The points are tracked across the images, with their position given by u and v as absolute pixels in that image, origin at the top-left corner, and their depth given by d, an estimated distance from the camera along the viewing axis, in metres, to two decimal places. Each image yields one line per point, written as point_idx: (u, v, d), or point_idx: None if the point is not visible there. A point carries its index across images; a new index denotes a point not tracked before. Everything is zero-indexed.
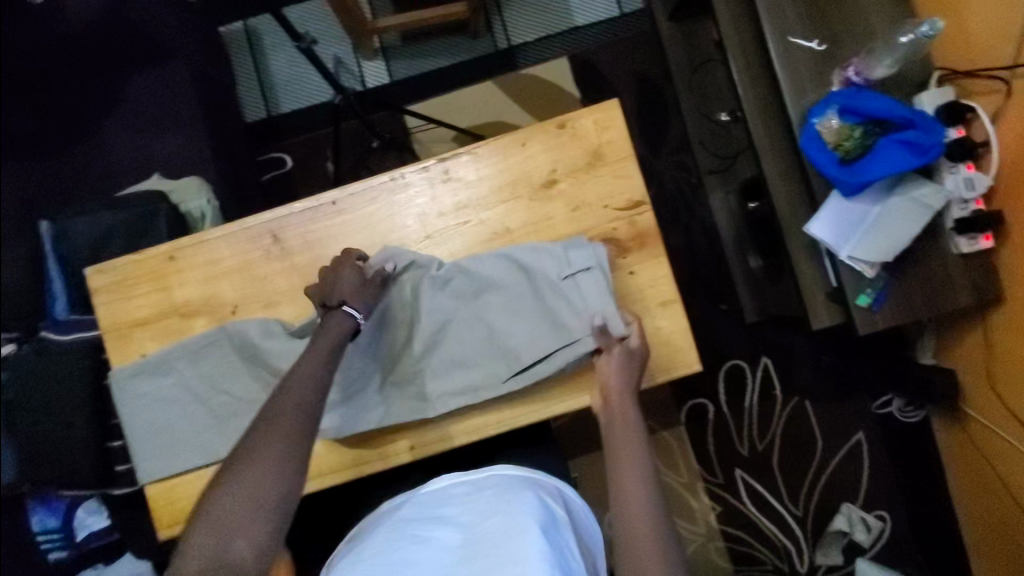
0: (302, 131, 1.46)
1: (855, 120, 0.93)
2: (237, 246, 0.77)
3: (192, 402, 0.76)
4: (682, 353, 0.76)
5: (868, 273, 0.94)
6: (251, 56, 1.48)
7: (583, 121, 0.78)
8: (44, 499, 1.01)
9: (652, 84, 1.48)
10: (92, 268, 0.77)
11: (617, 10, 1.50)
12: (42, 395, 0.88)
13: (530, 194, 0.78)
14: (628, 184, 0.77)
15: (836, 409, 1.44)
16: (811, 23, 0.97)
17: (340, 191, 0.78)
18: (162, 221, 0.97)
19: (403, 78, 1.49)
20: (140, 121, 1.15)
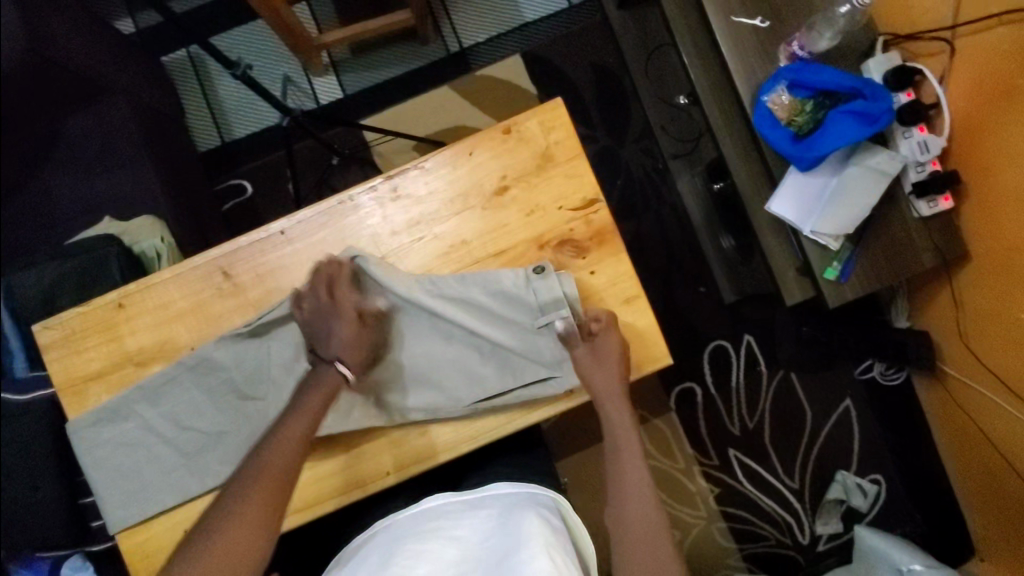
0: (259, 155, 1.44)
1: (805, 94, 0.93)
2: (187, 287, 0.75)
3: (158, 452, 0.74)
4: (650, 349, 0.75)
5: (833, 245, 0.94)
6: (198, 84, 1.45)
7: (529, 123, 0.76)
8: (23, 561, 0.97)
9: (608, 73, 1.47)
10: (39, 325, 0.74)
11: (565, 2, 1.48)
12: (4, 458, 0.85)
13: (482, 203, 0.76)
14: (581, 183, 0.76)
15: (821, 379, 1.44)
16: (753, 1, 0.97)
17: (288, 220, 0.76)
18: (114, 265, 0.94)
19: (357, 91, 1.46)
20: (83, 163, 1.11)
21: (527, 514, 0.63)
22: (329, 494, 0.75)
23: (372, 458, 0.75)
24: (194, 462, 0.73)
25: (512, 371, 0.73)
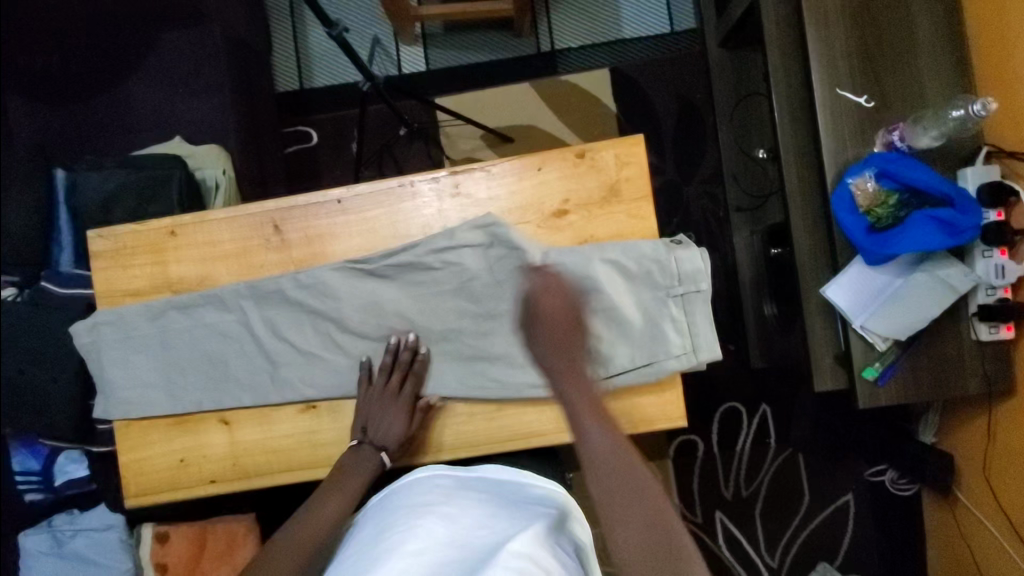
0: (333, 108, 1.45)
1: (892, 186, 0.89)
2: (238, 231, 0.77)
3: (181, 377, 0.77)
4: (668, 407, 0.74)
5: (879, 345, 0.90)
6: (291, 26, 1.47)
7: (604, 153, 0.74)
8: (28, 441, 1.06)
9: (693, 108, 1.43)
10: (94, 232, 0.77)
11: (668, 27, 1.45)
12: (31, 344, 0.88)
13: (538, 221, 0.75)
14: (642, 226, 0.74)
15: (828, 468, 1.40)
16: (863, 78, 0.92)
17: (347, 190, 0.76)
18: (175, 187, 0.97)
19: (440, 68, 1.46)
20: (166, 79, 1.13)
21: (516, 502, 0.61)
22: (320, 463, 0.77)
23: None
24: (245, 394, 0.76)
25: (610, 358, 0.71)
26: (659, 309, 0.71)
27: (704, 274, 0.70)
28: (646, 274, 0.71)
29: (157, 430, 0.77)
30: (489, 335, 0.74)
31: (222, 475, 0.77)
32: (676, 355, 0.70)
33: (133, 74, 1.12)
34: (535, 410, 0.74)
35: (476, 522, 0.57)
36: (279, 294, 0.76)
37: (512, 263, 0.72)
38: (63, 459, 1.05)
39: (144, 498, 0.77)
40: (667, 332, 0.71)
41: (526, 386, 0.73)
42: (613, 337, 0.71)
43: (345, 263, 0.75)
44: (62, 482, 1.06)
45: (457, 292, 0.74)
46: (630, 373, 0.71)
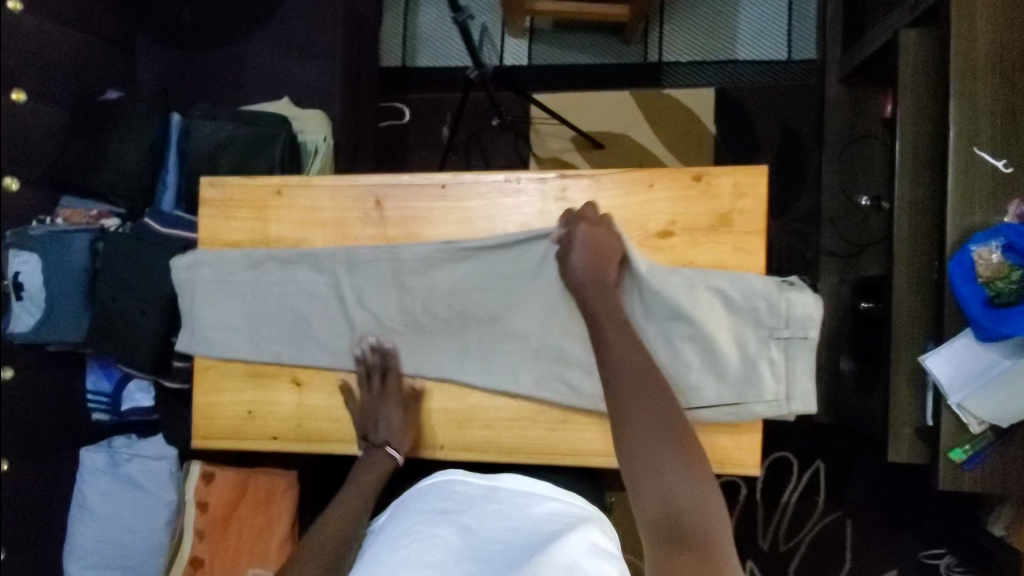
0: (430, 90, 1.47)
1: (1017, 261, 0.82)
2: (339, 200, 0.77)
3: (260, 333, 0.78)
4: (742, 452, 0.70)
5: (974, 427, 0.83)
6: (403, 4, 1.49)
7: (721, 179, 0.71)
8: (102, 362, 1.09)
9: (797, 142, 1.37)
10: (206, 180, 0.79)
11: (784, 55, 1.39)
12: (126, 274, 0.93)
13: (640, 238, 0.72)
14: (747, 261, 0.70)
15: (876, 540, 1.32)
16: (1008, 140, 0.85)
17: (453, 176, 0.76)
18: (278, 147, 1.00)
19: (542, 65, 1.45)
20: (284, 41, 1.17)
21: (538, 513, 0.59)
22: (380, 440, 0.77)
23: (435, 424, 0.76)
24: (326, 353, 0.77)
25: (696, 387, 0.68)
26: (759, 349, 0.67)
27: (815, 323, 0.66)
28: (753, 310, 0.67)
29: (232, 379, 0.79)
30: (572, 338, 0.71)
31: (286, 434, 0.78)
32: (768, 400, 0.67)
33: (258, 30, 1.17)
34: (601, 427, 0.73)
35: (493, 533, 0.57)
36: (374, 263, 0.76)
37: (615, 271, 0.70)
38: (132, 386, 1.10)
39: (210, 442, 0.80)
40: (763, 375, 0.67)
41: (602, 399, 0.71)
42: (703, 367, 0.68)
43: (444, 242, 0.74)
44: (128, 407, 1.11)
45: (549, 290, 0.72)
46: (713, 408, 0.68)
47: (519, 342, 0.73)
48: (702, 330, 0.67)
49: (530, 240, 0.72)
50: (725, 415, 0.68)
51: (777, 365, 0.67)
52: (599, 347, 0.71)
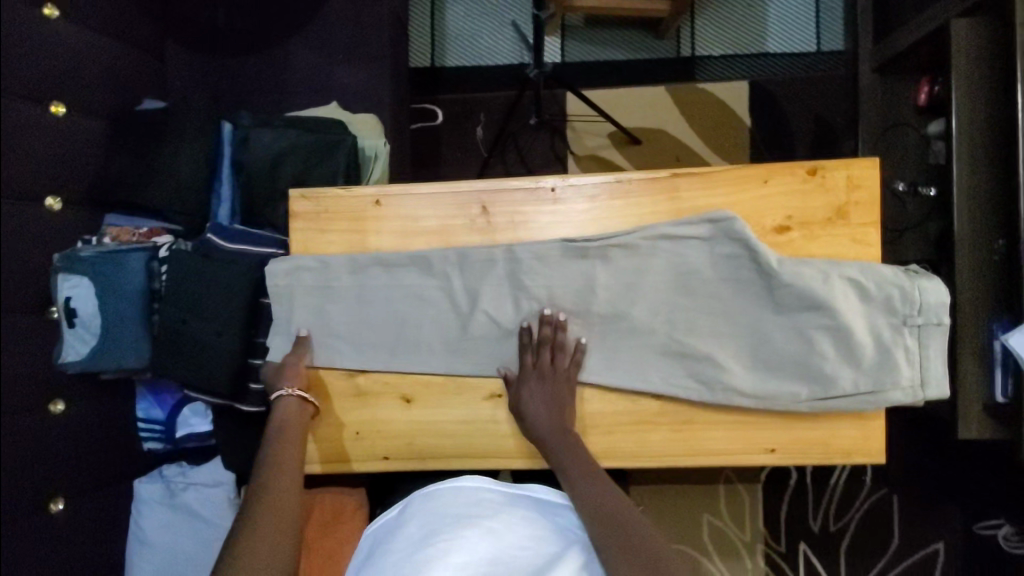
0: (461, 90, 1.43)
1: None
2: (442, 207, 0.75)
3: (367, 348, 0.76)
4: (869, 441, 0.71)
5: None
6: (430, 3, 1.45)
7: (835, 173, 0.71)
8: (154, 388, 1.04)
9: (830, 131, 1.39)
10: (297, 192, 0.75)
11: (814, 47, 1.41)
12: (194, 295, 0.87)
13: (757, 234, 0.72)
14: (864, 252, 0.71)
15: (920, 512, 1.39)
16: None
17: (563, 179, 0.74)
18: (342, 154, 0.96)
19: (575, 62, 1.43)
20: (327, 43, 1.11)
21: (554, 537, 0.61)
22: (498, 452, 0.75)
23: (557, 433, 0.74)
24: (440, 363, 0.75)
25: (829, 377, 0.68)
26: (894, 337, 0.67)
27: (948, 310, 0.67)
28: (887, 299, 0.67)
29: (336, 399, 0.76)
30: (699, 334, 0.71)
31: (397, 453, 0.76)
32: (904, 387, 0.67)
33: (300, 33, 1.12)
34: (728, 426, 0.72)
35: (521, 538, 0.58)
36: (490, 266, 0.74)
37: (742, 264, 0.70)
38: (187, 411, 1.04)
39: (313, 466, 0.77)
40: (899, 364, 0.67)
41: (735, 393, 0.70)
42: (837, 357, 0.68)
43: (565, 240, 0.72)
44: (183, 434, 1.04)
45: (674, 285, 0.72)
46: (848, 398, 0.68)
47: (645, 340, 0.72)
48: (837, 319, 0.67)
49: (656, 235, 0.71)
50: (859, 404, 0.68)
51: (912, 352, 0.67)
52: (726, 341, 0.71)
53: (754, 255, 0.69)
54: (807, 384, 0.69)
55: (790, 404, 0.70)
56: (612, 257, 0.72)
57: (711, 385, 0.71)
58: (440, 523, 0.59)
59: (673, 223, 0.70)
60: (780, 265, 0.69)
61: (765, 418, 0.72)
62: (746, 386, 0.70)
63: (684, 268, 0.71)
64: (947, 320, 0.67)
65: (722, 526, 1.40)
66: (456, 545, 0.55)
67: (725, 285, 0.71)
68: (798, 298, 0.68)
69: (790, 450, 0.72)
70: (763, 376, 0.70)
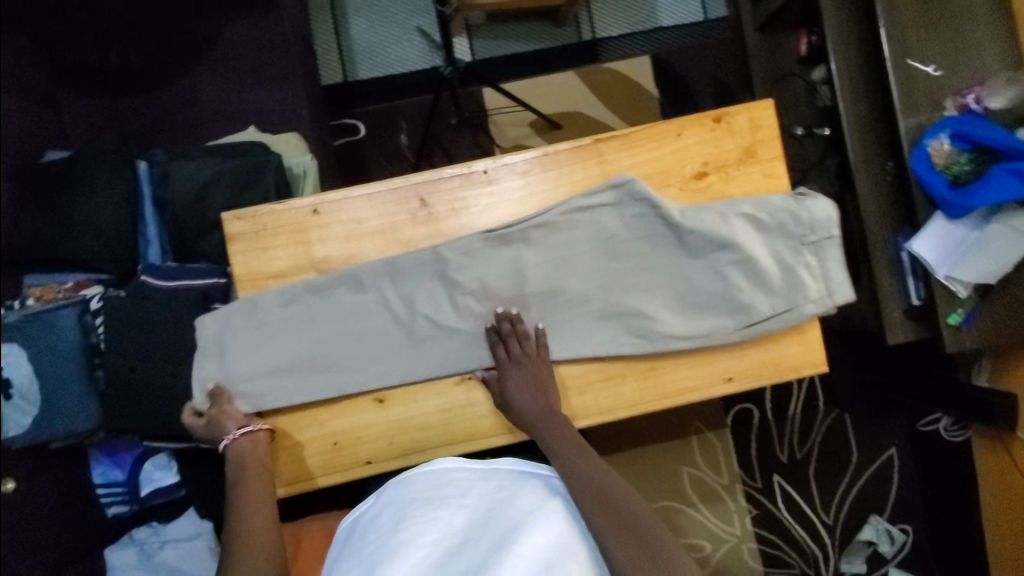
0: (378, 101, 1.44)
1: (964, 147, 0.97)
2: (382, 206, 0.76)
3: (330, 357, 0.76)
4: (813, 353, 0.78)
5: (963, 293, 0.97)
6: (332, 20, 1.45)
7: (739, 117, 0.78)
8: (109, 449, 0.98)
9: (729, 91, 1.50)
10: (231, 214, 0.74)
11: (701, 16, 1.52)
12: (140, 340, 0.84)
13: (680, 184, 0.78)
14: (776, 184, 0.78)
15: (871, 424, 1.51)
16: (928, 48, 1.00)
17: (494, 161, 0.77)
18: (271, 174, 0.95)
19: (485, 58, 1.47)
20: (236, 69, 1.11)
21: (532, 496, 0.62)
22: (478, 433, 0.77)
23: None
24: (405, 359, 0.76)
25: (749, 308, 0.73)
26: (794, 257, 0.72)
27: (836, 221, 0.71)
28: (781, 225, 0.72)
29: (307, 415, 0.75)
30: (626, 294, 0.75)
31: (379, 455, 0.75)
32: (814, 300, 0.72)
33: (200, 63, 1.10)
34: (685, 366, 0.77)
35: (494, 505, 0.60)
36: (421, 267, 0.75)
37: (649, 221, 0.73)
38: (149, 466, 0.99)
39: (293, 488, 0.75)
40: (805, 280, 0.72)
41: (670, 340, 0.73)
42: (751, 287, 0.73)
43: (483, 231, 0.74)
44: (149, 491, 1.00)
45: (595, 252, 0.75)
46: (769, 320, 0.72)
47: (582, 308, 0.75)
48: (741, 253, 0.72)
49: (566, 210, 0.74)
50: (781, 325, 0.72)
51: (816, 267, 0.72)
52: (651, 295, 0.75)
53: (656, 211, 0.73)
54: (732, 319, 0.73)
55: (720, 339, 0.73)
56: (532, 237, 0.75)
57: (647, 338, 0.74)
58: (413, 504, 0.61)
59: (577, 195, 0.74)
60: (681, 216, 0.72)
61: (708, 357, 0.76)
62: (678, 332, 0.73)
63: (601, 236, 0.75)
64: (840, 231, 0.71)
65: (700, 474, 1.49)
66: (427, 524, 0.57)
67: (638, 242, 0.75)
68: (705, 242, 0.72)
69: (745, 376, 0.78)
70: (691, 319, 0.74)
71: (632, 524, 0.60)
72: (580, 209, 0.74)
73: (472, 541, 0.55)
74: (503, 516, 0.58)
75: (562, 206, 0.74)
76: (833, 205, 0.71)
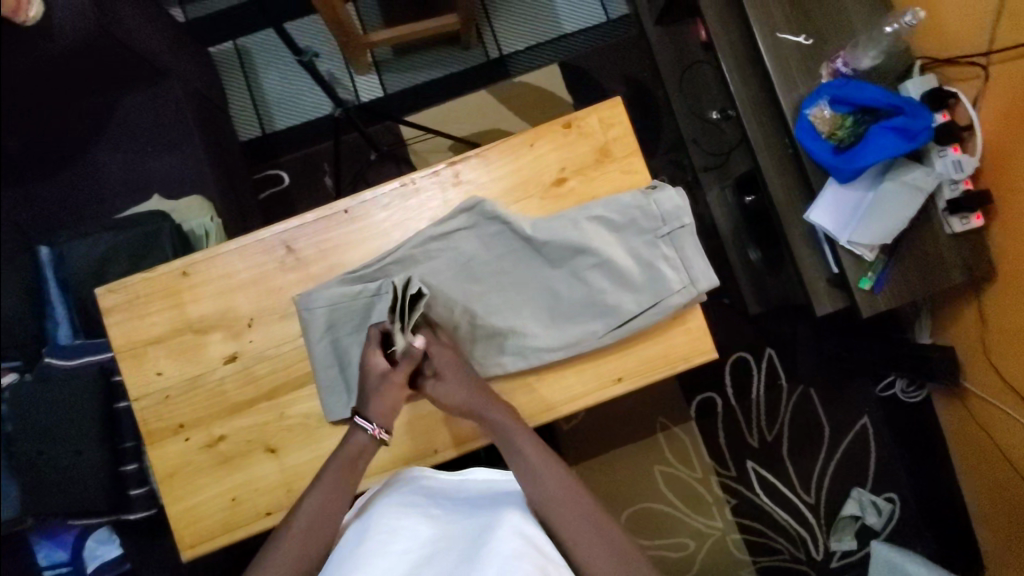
0: (298, 148, 1.43)
1: (846, 110, 0.96)
2: (251, 258, 0.77)
3: (215, 414, 0.76)
4: (700, 342, 0.76)
5: (868, 256, 0.97)
6: (242, 75, 1.45)
7: (589, 119, 0.79)
8: (49, 532, 0.98)
9: (642, 85, 1.50)
10: (104, 288, 0.76)
11: (604, 16, 1.52)
12: (44, 421, 0.86)
13: (541, 193, 0.78)
14: (636, 179, 0.78)
15: (835, 393, 1.43)
16: (796, 19, 1.00)
17: (353, 199, 0.78)
18: (167, 238, 0.96)
19: (397, 91, 1.48)
20: (135, 142, 1.12)
21: (498, 495, 0.64)
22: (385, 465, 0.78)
23: (444, 426, 0.78)
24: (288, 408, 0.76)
25: (617, 307, 0.74)
26: (651, 251, 0.74)
27: (685, 210, 0.73)
28: (633, 221, 0.74)
29: (203, 473, 0.75)
30: (497, 311, 0.76)
31: (277, 505, 0.75)
32: (678, 289, 0.73)
33: (99, 140, 1.12)
34: (571, 371, 0.77)
35: (460, 511, 0.62)
36: (290, 319, 0.77)
37: (507, 238, 0.75)
38: (92, 542, 0.99)
39: (200, 548, 0.75)
40: (665, 272, 0.73)
41: (545, 350, 0.74)
42: (614, 287, 0.74)
43: (343, 274, 0.75)
44: (95, 566, 0.98)
45: (460, 276, 0.76)
46: (637, 316, 0.73)
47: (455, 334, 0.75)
48: (600, 255, 0.73)
49: (426, 241, 0.75)
50: (651, 320, 0.73)
51: (675, 257, 0.74)
52: (522, 310, 0.75)
53: (511, 226, 0.74)
54: (603, 321, 0.74)
55: (593, 343, 0.74)
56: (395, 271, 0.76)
57: (523, 352, 0.74)
58: (381, 515, 0.62)
59: (433, 224, 0.75)
60: (536, 229, 0.74)
61: (590, 362, 0.76)
62: (552, 341, 0.74)
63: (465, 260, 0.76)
64: (690, 218, 0.73)
65: (674, 471, 1.40)
66: (395, 531, 0.58)
67: (502, 261, 0.76)
68: (566, 251, 0.74)
69: (635, 375, 0.77)
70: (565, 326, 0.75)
71: (579, 515, 0.61)
72: (438, 235, 0.75)
73: (442, 544, 0.57)
74: (473, 514, 0.60)
75: (422, 237, 0.75)
76: (681, 195, 0.73)
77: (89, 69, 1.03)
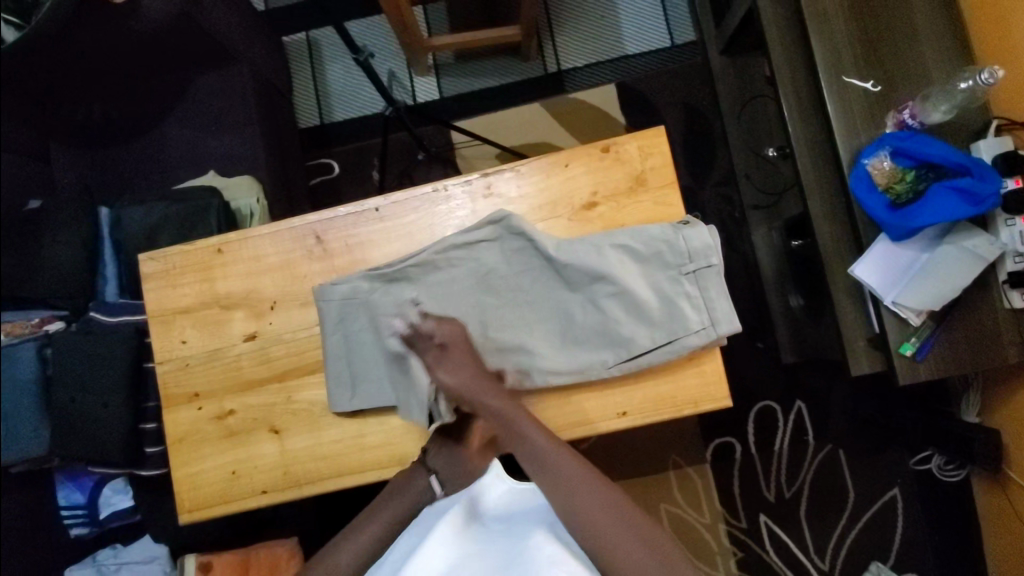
0: (351, 140, 1.48)
1: (908, 164, 0.91)
2: (282, 244, 0.80)
3: (227, 389, 0.79)
4: (712, 387, 0.74)
5: (914, 321, 0.91)
6: (310, 67, 1.51)
7: (628, 146, 0.78)
8: (73, 474, 1.04)
9: (699, 113, 1.46)
10: (145, 255, 0.81)
11: (669, 42, 1.49)
12: (79, 370, 0.92)
13: (570, 214, 0.78)
14: (668, 211, 0.77)
15: (871, 461, 1.34)
16: (866, 64, 0.96)
17: (384, 198, 0.80)
18: (214, 214, 1.00)
19: (453, 96, 1.51)
20: (200, 119, 1.18)
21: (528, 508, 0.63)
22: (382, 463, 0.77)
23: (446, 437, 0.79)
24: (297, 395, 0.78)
25: (630, 340, 0.72)
26: (673, 287, 0.72)
27: (715, 249, 0.71)
28: (658, 254, 0.73)
29: (209, 442, 0.79)
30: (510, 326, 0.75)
31: (274, 486, 0.77)
32: (696, 330, 0.71)
33: (169, 115, 1.18)
34: (578, 398, 0.75)
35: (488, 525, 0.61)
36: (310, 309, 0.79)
37: (529, 253, 0.75)
38: (108, 490, 1.04)
39: (197, 514, 0.78)
40: (685, 310, 0.72)
41: (552, 373, 0.73)
42: (630, 318, 0.73)
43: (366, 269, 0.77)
44: (107, 514, 1.04)
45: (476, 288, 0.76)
46: (650, 351, 0.72)
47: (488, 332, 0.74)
48: (618, 285, 0.72)
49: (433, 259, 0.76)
50: (664, 359, 0.72)
51: (702, 298, 0.72)
52: (533, 327, 0.75)
53: (535, 244, 0.74)
54: (615, 352, 0.73)
55: (599, 373, 0.73)
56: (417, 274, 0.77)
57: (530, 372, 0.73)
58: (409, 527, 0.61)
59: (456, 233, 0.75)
60: (559, 250, 0.73)
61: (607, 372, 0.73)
62: (559, 364, 0.74)
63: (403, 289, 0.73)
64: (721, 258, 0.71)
65: (681, 513, 1.34)
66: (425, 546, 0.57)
67: (522, 279, 0.76)
68: (586, 276, 0.73)
69: (640, 412, 0.75)
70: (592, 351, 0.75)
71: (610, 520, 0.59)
72: (460, 243, 0.75)
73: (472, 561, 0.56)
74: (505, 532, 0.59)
75: (447, 245, 0.75)
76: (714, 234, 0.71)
77: (167, 49, 1.09)
